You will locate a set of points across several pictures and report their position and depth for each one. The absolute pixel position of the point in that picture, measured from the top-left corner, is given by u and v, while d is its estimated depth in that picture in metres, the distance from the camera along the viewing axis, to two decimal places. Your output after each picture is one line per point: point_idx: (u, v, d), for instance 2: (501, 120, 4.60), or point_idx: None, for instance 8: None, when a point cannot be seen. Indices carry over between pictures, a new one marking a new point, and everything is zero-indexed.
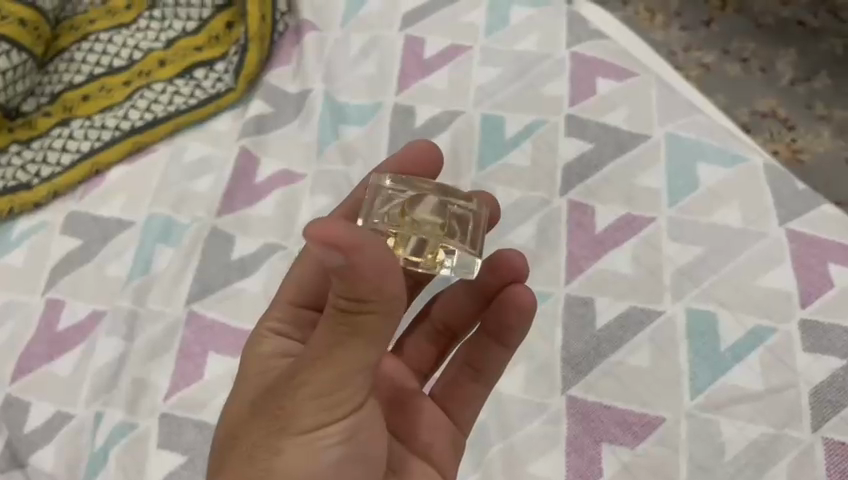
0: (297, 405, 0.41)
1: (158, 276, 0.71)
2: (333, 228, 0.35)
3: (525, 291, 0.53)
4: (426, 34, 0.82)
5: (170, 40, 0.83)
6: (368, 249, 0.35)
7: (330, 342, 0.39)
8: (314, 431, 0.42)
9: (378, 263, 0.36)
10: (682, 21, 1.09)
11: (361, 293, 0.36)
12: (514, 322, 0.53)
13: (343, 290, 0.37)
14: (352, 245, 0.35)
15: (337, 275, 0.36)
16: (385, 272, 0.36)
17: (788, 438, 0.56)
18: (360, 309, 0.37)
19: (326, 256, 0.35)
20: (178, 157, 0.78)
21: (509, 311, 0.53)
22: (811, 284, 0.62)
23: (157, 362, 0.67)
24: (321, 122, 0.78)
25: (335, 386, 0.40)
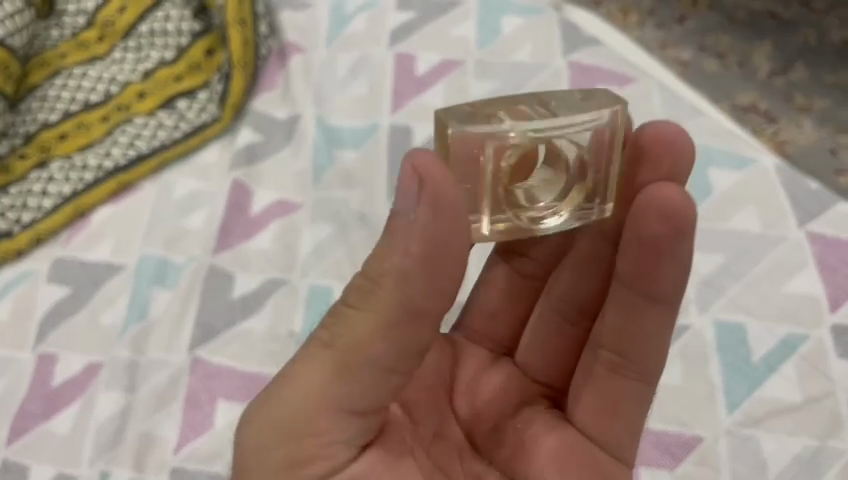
0: (290, 383, 0.41)
1: (156, 321, 0.67)
2: (433, 165, 0.37)
3: (669, 188, 0.42)
4: (416, 50, 0.80)
5: (148, 71, 0.79)
6: (446, 215, 0.37)
7: (332, 322, 0.41)
8: (300, 418, 0.41)
9: (433, 243, 0.38)
10: (655, 20, 0.89)
11: (400, 263, 0.38)
12: (664, 216, 0.42)
13: (377, 266, 0.39)
14: (429, 186, 0.37)
15: (385, 229, 0.39)
16: (436, 263, 0.38)
17: (832, 448, 0.56)
18: (402, 275, 0.38)
19: (405, 196, 0.38)
20: (166, 194, 0.74)
21: (649, 211, 0.42)
22: (837, 288, 0.61)
23: (164, 413, 0.63)
24: (315, 147, 0.75)
25: (334, 371, 0.41)
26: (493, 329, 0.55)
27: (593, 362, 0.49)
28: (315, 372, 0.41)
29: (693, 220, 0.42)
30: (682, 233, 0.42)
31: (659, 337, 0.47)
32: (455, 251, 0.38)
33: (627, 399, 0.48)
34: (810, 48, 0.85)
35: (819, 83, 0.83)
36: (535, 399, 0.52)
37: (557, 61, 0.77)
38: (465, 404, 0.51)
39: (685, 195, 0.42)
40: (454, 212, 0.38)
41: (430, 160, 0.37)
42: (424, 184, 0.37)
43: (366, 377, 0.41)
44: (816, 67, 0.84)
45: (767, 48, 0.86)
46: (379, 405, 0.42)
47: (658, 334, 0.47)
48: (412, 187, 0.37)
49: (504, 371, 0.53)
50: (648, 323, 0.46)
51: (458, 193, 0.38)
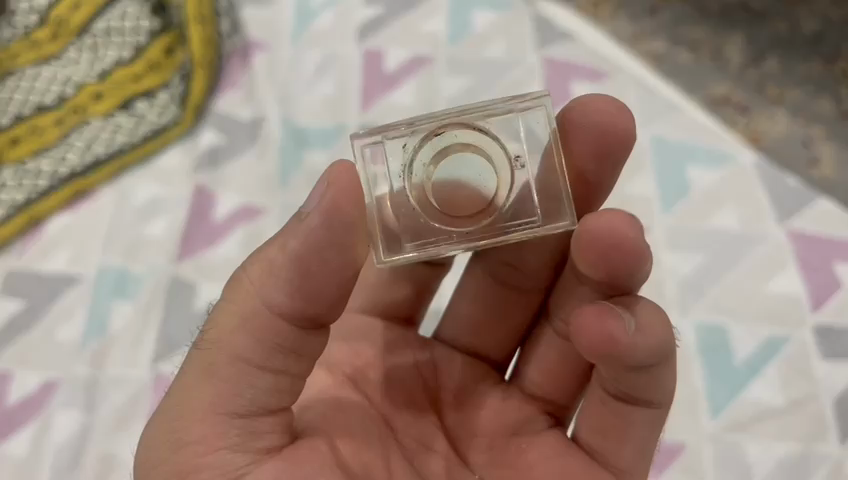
0: (176, 386, 0.43)
1: (116, 336, 0.64)
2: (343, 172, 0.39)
3: (594, 314, 0.41)
4: (385, 46, 0.77)
5: (105, 71, 0.75)
6: (340, 217, 0.39)
7: (209, 323, 0.43)
8: (175, 420, 0.42)
9: (312, 243, 0.40)
10: (627, 12, 0.83)
11: (281, 262, 0.40)
12: (604, 255, 0.42)
13: (259, 268, 0.41)
14: (338, 188, 0.39)
15: (281, 233, 0.41)
16: (313, 264, 0.40)
17: (816, 453, 0.55)
18: (302, 275, 0.40)
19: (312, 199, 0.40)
20: (125, 201, 0.70)
21: (582, 334, 0.42)
22: (819, 287, 0.60)
23: (127, 432, 0.61)
24: (281, 149, 0.72)
25: (206, 372, 0.42)
26: (478, 343, 0.53)
27: (603, 397, 0.46)
28: (192, 375, 0.42)
29: (625, 342, 0.41)
30: (629, 264, 0.42)
31: (664, 377, 0.44)
32: (339, 255, 0.40)
33: (638, 428, 0.46)
34: (782, 38, 0.80)
35: (792, 72, 0.79)
36: (536, 416, 0.50)
37: (531, 57, 0.75)
38: (455, 416, 0.50)
39: (612, 325, 0.41)
40: (349, 216, 0.39)
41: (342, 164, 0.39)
42: (327, 185, 0.39)
43: (238, 376, 0.41)
44: (790, 58, 0.79)
45: (738, 39, 0.81)
46: (264, 412, 0.42)
47: (661, 376, 0.44)
48: (316, 191, 0.40)
49: (500, 393, 0.51)
50: (641, 378, 0.44)
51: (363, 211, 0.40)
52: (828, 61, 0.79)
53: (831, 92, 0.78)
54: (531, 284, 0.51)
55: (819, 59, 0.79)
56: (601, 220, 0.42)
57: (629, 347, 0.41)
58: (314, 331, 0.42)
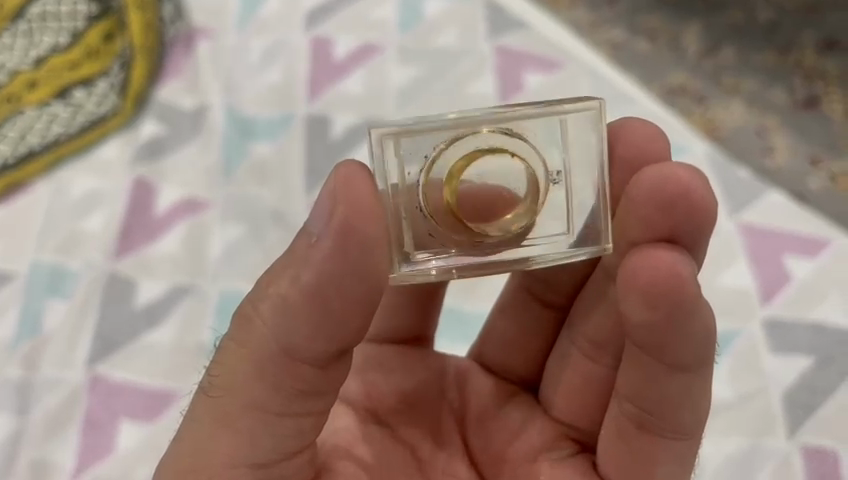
0: (186, 433, 0.39)
1: (51, 336, 0.62)
2: (356, 190, 0.34)
3: (652, 255, 0.37)
4: (334, 34, 0.75)
5: (40, 58, 0.72)
6: (354, 245, 0.34)
7: (216, 361, 0.39)
8: (188, 469, 0.39)
9: (324, 273, 0.35)
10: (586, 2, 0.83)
11: (289, 293, 0.36)
12: (667, 206, 0.39)
13: (264, 299, 0.37)
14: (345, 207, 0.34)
15: (288, 258, 0.36)
16: (325, 297, 0.35)
17: (765, 447, 0.55)
18: (315, 312, 0.35)
19: (317, 217, 0.35)
20: (61, 195, 0.67)
21: (635, 291, 0.37)
22: (769, 280, 0.60)
23: (61, 436, 0.58)
24: (225, 140, 0.70)
25: (218, 418, 0.38)
26: (509, 358, 0.52)
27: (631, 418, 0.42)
28: (204, 421, 0.39)
29: (692, 291, 0.37)
30: (700, 222, 0.39)
31: (701, 394, 0.41)
32: (357, 286, 0.35)
33: (663, 460, 0.42)
34: (740, 30, 0.80)
35: (748, 62, 0.78)
36: (556, 442, 0.47)
37: (483, 46, 0.74)
38: (480, 439, 0.48)
39: (676, 260, 0.37)
40: (364, 241, 0.34)
41: (352, 182, 0.35)
42: (336, 206, 0.34)
43: (251, 422, 0.38)
44: (746, 48, 0.79)
45: (696, 29, 0.80)
46: (282, 456, 0.39)
47: (696, 393, 0.41)
48: (326, 211, 0.35)
49: (523, 409, 0.49)
50: (676, 387, 0.41)
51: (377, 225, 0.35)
52: (782, 51, 0.78)
53: (785, 82, 0.77)
54: (559, 300, 0.50)
55: (773, 49, 0.79)
56: (660, 170, 0.39)
57: (695, 301, 0.37)
58: (332, 363, 0.38)
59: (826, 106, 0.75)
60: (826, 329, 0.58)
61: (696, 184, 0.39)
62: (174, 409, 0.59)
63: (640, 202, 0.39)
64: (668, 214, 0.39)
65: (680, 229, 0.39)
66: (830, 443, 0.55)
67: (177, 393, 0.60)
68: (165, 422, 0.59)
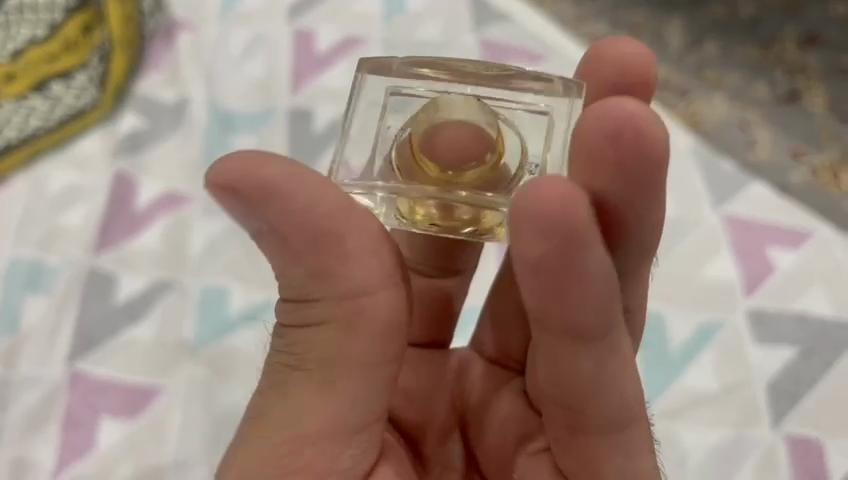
0: (267, 424, 0.38)
1: (29, 333, 0.61)
2: (245, 170, 0.33)
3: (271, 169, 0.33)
4: (316, 26, 0.74)
5: (16, 50, 0.69)
6: (319, 216, 0.34)
7: (281, 354, 0.39)
8: (291, 449, 0.37)
9: (326, 219, 0.35)
10: None
11: (314, 265, 0.35)
12: (614, 135, 0.36)
13: (294, 277, 0.36)
14: (273, 189, 0.33)
15: (271, 244, 0.35)
16: (343, 249, 0.35)
17: (749, 438, 0.55)
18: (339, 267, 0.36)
19: (232, 206, 0.34)
20: (40, 189, 0.67)
21: (527, 225, 0.33)
22: (753, 272, 0.60)
23: (40, 434, 0.57)
24: (206, 135, 0.69)
25: (317, 393, 0.38)
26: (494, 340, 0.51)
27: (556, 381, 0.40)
28: (296, 398, 0.38)
29: (584, 224, 0.33)
30: (649, 155, 0.36)
31: (615, 347, 0.38)
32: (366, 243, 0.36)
33: (608, 454, 0.40)
34: (720, 24, 0.81)
35: (729, 56, 0.79)
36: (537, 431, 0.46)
37: (466, 39, 0.73)
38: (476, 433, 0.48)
39: (568, 190, 0.33)
40: (317, 207, 0.34)
41: (245, 161, 0.33)
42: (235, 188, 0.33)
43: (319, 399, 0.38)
44: (728, 42, 0.79)
45: (679, 23, 0.81)
46: (374, 418, 0.39)
47: (612, 364, 0.39)
48: (236, 205, 0.34)
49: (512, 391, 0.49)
50: (588, 361, 0.38)
51: (314, 195, 0.34)
52: (763, 46, 0.79)
53: (767, 76, 0.77)
54: None
55: (754, 43, 0.79)
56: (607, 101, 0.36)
57: (587, 238, 0.33)
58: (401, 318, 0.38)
59: (806, 100, 0.76)
60: (809, 319, 0.59)
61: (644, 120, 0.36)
62: (157, 406, 0.58)
63: (582, 139, 0.36)
64: (616, 144, 0.36)
65: (626, 161, 0.36)
66: (813, 433, 0.55)
67: (160, 389, 0.59)
68: (147, 419, 0.58)
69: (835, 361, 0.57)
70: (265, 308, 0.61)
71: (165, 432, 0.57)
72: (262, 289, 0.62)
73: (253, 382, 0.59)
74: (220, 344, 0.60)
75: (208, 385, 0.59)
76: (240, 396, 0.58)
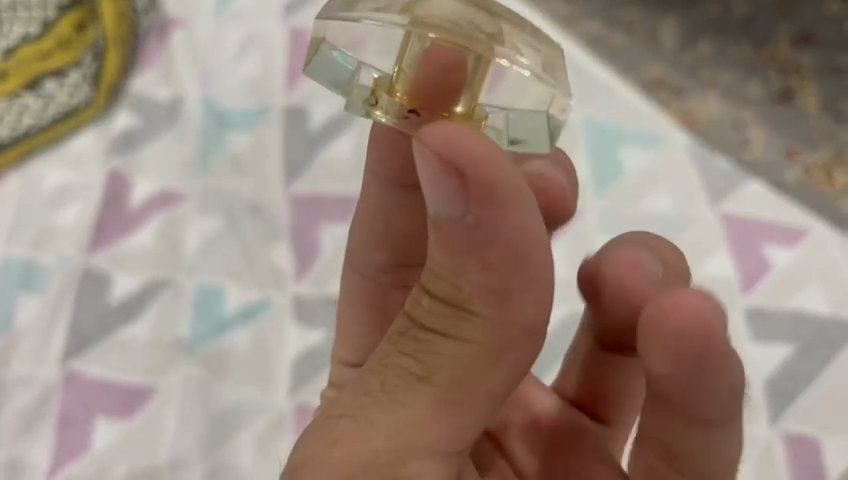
0: (363, 423, 0.34)
1: (22, 332, 0.60)
2: (465, 138, 0.28)
3: (461, 133, 0.28)
4: (310, 23, 0.74)
5: (10, 48, 0.70)
6: (484, 187, 0.29)
7: (408, 352, 0.34)
8: (390, 463, 0.33)
9: (514, 241, 0.30)
10: None
11: (488, 281, 0.31)
12: (634, 267, 0.43)
13: (456, 274, 0.32)
14: (470, 159, 0.28)
15: (443, 230, 0.31)
16: (488, 238, 0.30)
17: (748, 437, 0.55)
18: (477, 259, 0.31)
19: (438, 185, 0.29)
20: (33, 187, 0.66)
21: (662, 343, 0.36)
22: (750, 270, 0.60)
23: (34, 435, 0.57)
24: (201, 133, 0.69)
25: (431, 406, 0.34)
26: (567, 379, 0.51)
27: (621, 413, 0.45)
28: (411, 401, 0.34)
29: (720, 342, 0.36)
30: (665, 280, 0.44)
31: (728, 432, 0.42)
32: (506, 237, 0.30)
33: None
34: (715, 22, 0.80)
35: (724, 54, 0.79)
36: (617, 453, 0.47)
37: None
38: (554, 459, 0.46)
39: (704, 311, 0.35)
40: (496, 180, 0.29)
41: (454, 127, 0.28)
42: (462, 171, 0.28)
43: (423, 391, 0.34)
44: (723, 41, 0.79)
45: (673, 22, 0.81)
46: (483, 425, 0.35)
47: (722, 441, 0.42)
48: (443, 177, 0.29)
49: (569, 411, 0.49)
50: (699, 440, 0.42)
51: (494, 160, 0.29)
52: (757, 45, 0.79)
53: (761, 75, 0.77)
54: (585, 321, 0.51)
55: (749, 42, 0.79)
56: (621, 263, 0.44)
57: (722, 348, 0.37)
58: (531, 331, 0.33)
59: (800, 99, 0.76)
60: (806, 317, 0.58)
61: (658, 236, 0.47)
62: (152, 406, 0.58)
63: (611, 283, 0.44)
64: (634, 277, 0.43)
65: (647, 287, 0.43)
66: (811, 432, 0.55)
67: (155, 388, 0.58)
68: (143, 419, 0.57)
69: (833, 359, 0.57)
70: (261, 307, 0.61)
71: (160, 432, 0.57)
72: (258, 289, 0.62)
73: (250, 381, 0.58)
74: (216, 343, 0.60)
75: (205, 384, 0.58)
76: (236, 396, 0.58)
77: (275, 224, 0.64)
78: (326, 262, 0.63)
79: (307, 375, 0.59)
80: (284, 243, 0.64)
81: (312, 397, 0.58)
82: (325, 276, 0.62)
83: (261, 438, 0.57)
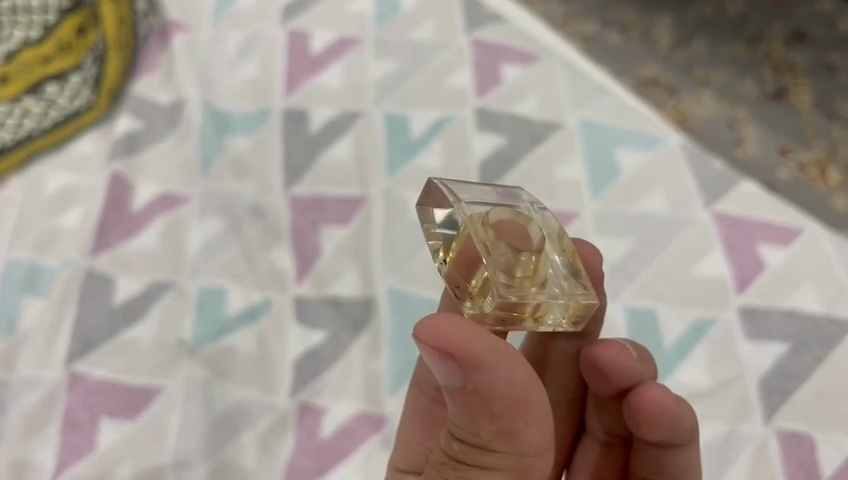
0: None
1: (27, 335, 0.61)
2: (451, 335, 0.31)
3: (450, 329, 0.31)
4: (310, 27, 0.75)
5: (11, 52, 0.70)
6: (477, 367, 0.31)
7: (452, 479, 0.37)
8: None
9: (514, 391, 0.33)
10: None
11: (499, 422, 0.34)
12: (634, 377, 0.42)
13: (471, 425, 0.35)
14: (459, 352, 0.31)
15: (452, 395, 0.34)
16: (492, 392, 0.32)
17: (742, 433, 0.56)
18: (485, 406, 0.33)
19: (446, 373, 0.32)
20: (36, 191, 0.67)
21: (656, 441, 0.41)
22: (744, 269, 0.61)
23: (39, 436, 0.57)
24: (203, 135, 0.69)
25: None
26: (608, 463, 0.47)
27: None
28: None
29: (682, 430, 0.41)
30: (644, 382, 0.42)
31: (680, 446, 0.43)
32: (508, 381, 0.32)
33: None
34: (708, 22, 0.82)
35: (717, 54, 0.80)
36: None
37: (459, 39, 0.73)
38: None
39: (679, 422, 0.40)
40: (480, 356, 0.31)
41: (441, 323, 0.31)
42: (454, 356, 0.31)
43: None
44: (716, 40, 0.81)
45: (666, 23, 0.82)
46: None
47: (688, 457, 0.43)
48: (439, 361, 0.32)
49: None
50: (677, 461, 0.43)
51: (482, 338, 0.31)
52: (750, 43, 0.80)
53: (755, 74, 0.78)
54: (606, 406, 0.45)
55: (742, 42, 0.80)
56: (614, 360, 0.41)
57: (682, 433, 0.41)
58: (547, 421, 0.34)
59: (794, 98, 0.77)
60: (799, 315, 0.59)
61: (625, 356, 0.42)
62: (156, 407, 0.58)
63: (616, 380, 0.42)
64: (624, 376, 0.42)
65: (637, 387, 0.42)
66: (806, 429, 0.55)
67: (159, 389, 0.59)
68: (146, 419, 0.58)
69: (825, 358, 0.58)
70: (263, 309, 0.62)
71: (163, 433, 0.57)
72: (259, 291, 0.63)
73: (252, 381, 0.59)
74: (219, 344, 0.60)
75: (207, 385, 0.59)
76: (238, 396, 0.59)
77: (277, 226, 0.65)
78: (327, 262, 0.63)
79: (309, 376, 0.59)
80: (285, 244, 0.64)
81: (313, 396, 0.58)
82: (325, 276, 0.63)
83: (262, 438, 0.57)
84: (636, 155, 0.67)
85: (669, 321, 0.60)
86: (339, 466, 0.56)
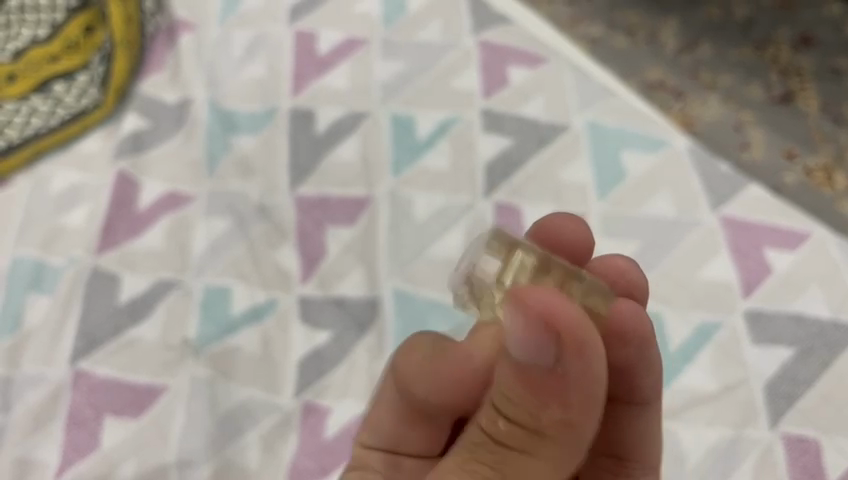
0: None
1: (32, 332, 0.61)
2: (552, 301, 0.29)
3: (547, 296, 0.29)
4: (317, 28, 0.75)
5: (18, 50, 0.70)
6: (569, 344, 0.29)
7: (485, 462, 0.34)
8: None
9: (591, 383, 0.30)
10: None
11: (567, 413, 0.31)
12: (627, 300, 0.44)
13: (531, 410, 0.31)
14: (558, 322, 0.29)
15: (519, 373, 0.31)
16: (571, 376, 0.30)
17: (747, 438, 0.55)
18: (557, 390, 0.30)
19: (530, 347, 0.29)
20: (42, 189, 0.68)
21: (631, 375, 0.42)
22: (750, 272, 0.61)
23: (43, 433, 0.57)
24: (209, 134, 0.69)
25: None
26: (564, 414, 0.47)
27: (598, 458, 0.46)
28: None
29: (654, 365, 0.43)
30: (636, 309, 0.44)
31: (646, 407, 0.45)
32: (589, 369, 0.30)
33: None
34: (714, 25, 0.82)
35: (723, 57, 0.80)
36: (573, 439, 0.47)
37: (466, 40, 0.73)
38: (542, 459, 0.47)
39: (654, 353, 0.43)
40: (576, 331, 0.29)
41: (538, 289, 0.29)
42: (553, 328, 0.29)
43: None
44: (722, 44, 0.80)
45: (673, 25, 0.82)
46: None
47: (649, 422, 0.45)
48: (527, 332, 0.29)
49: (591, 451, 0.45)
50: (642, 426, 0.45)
51: (580, 314, 0.29)
52: (758, 47, 0.80)
53: (762, 78, 0.78)
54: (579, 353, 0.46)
55: (748, 46, 0.80)
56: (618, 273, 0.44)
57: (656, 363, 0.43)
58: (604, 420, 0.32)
59: (800, 101, 0.76)
60: (805, 320, 0.59)
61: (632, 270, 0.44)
62: (160, 405, 0.58)
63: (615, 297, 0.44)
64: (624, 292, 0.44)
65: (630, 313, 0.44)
66: (812, 433, 0.55)
67: (163, 388, 0.59)
68: (150, 418, 0.58)
69: (831, 362, 0.57)
70: (267, 309, 0.62)
71: (166, 431, 0.57)
72: (265, 290, 0.63)
73: (256, 381, 0.59)
74: (223, 343, 0.60)
75: (211, 385, 0.59)
76: (242, 395, 0.59)
77: (282, 225, 0.65)
78: (331, 261, 0.63)
79: (312, 376, 0.59)
80: (290, 244, 0.64)
81: (317, 396, 0.58)
82: (330, 277, 0.63)
83: (266, 437, 0.57)
84: (642, 157, 0.66)
85: (674, 325, 0.60)
86: (341, 466, 0.56)
